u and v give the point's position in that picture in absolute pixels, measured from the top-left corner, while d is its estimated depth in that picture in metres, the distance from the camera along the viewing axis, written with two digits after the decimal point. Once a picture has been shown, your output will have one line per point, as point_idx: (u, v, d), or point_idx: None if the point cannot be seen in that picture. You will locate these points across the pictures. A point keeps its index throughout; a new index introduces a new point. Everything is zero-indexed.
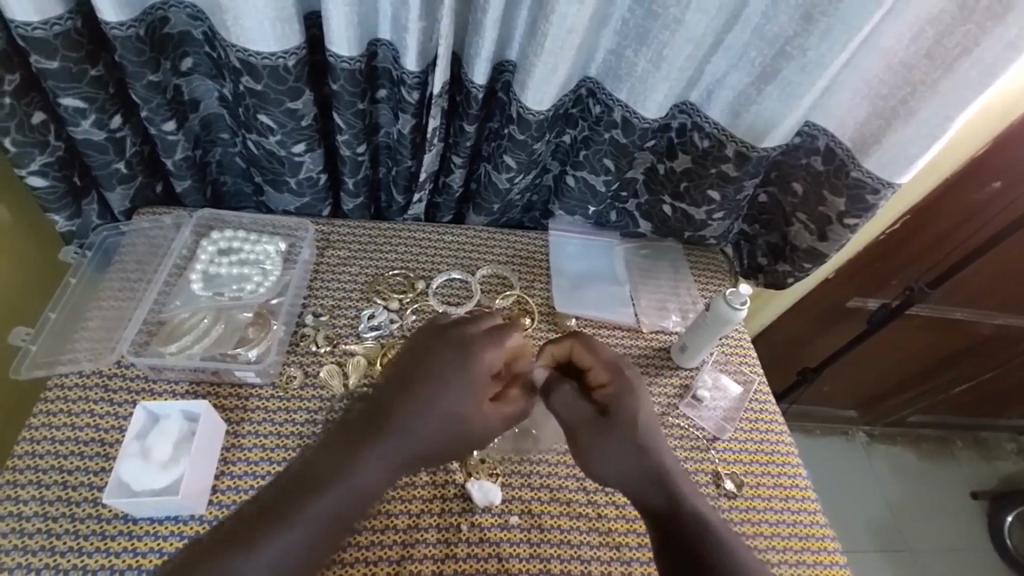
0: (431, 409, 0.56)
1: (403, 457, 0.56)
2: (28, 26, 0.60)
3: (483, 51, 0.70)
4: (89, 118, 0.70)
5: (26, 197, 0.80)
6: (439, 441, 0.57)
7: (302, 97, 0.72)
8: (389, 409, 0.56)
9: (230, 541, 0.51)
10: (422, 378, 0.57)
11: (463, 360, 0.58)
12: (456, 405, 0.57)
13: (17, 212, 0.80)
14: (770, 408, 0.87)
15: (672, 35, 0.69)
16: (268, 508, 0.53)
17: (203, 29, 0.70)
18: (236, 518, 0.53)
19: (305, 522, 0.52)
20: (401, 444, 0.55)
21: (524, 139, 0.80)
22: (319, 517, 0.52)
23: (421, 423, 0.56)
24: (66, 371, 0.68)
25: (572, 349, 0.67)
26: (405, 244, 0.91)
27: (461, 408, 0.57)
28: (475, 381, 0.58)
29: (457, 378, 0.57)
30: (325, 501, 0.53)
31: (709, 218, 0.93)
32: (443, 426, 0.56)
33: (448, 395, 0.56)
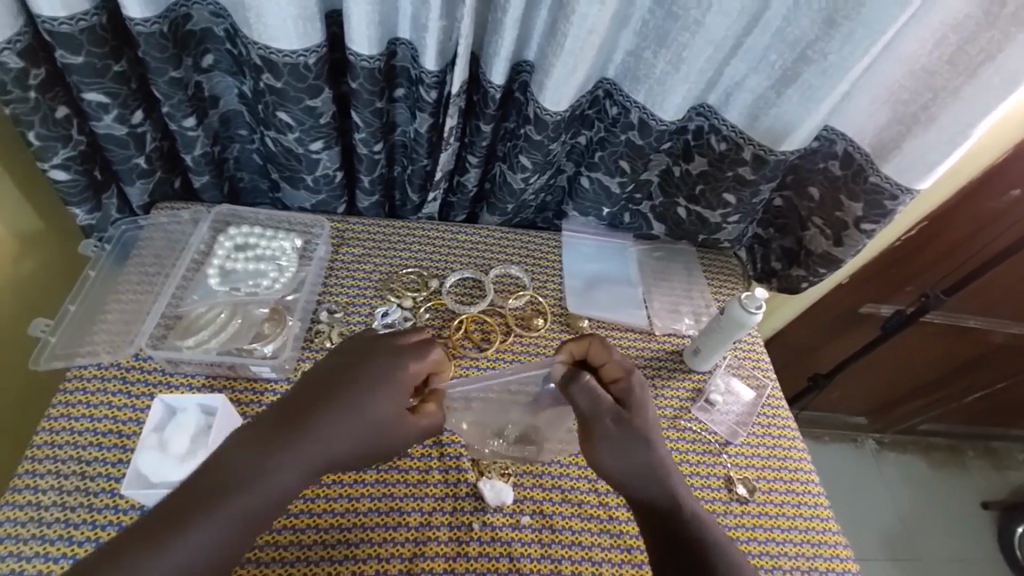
0: (350, 413, 0.54)
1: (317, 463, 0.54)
2: (54, 21, 0.61)
3: (502, 51, 0.70)
4: (111, 113, 0.71)
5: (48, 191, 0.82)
6: (353, 449, 0.55)
7: (321, 95, 0.72)
8: (314, 411, 0.54)
9: (135, 544, 0.48)
10: (346, 384, 0.56)
11: (387, 370, 0.57)
12: (375, 414, 0.55)
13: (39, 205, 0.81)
14: (784, 412, 0.87)
15: (693, 37, 0.69)
16: (194, 499, 0.50)
17: (225, 26, 0.71)
18: (139, 521, 0.50)
19: (234, 518, 0.50)
20: (317, 450, 0.53)
21: (541, 139, 0.79)
22: (243, 515, 0.51)
23: (339, 428, 0.54)
24: (85, 363, 0.69)
25: (590, 346, 0.67)
26: (419, 242, 0.92)
27: (379, 416, 0.56)
28: (396, 390, 0.57)
29: (382, 383, 0.56)
30: (238, 504, 0.50)
31: (724, 221, 0.93)
32: (360, 434, 0.55)
33: (367, 401, 0.55)
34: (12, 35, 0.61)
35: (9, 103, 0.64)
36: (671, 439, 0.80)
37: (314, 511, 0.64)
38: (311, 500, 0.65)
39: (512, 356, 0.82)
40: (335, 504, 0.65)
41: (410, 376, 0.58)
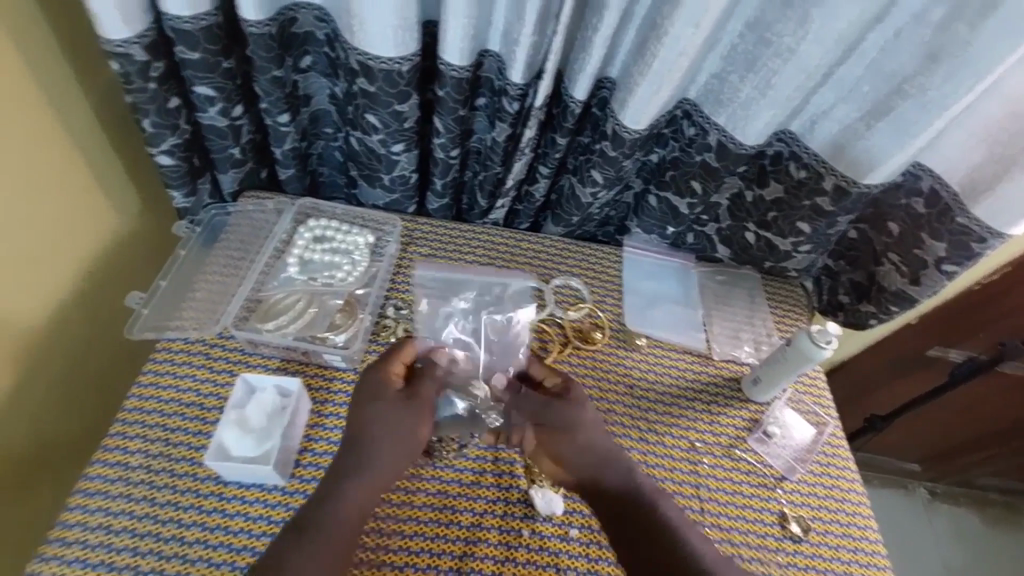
0: (378, 433, 0.60)
1: (376, 479, 0.59)
2: (179, 19, 0.65)
3: (588, 68, 0.70)
4: (216, 106, 0.76)
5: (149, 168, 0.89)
6: (395, 461, 0.61)
7: (409, 100, 0.75)
8: (351, 446, 0.60)
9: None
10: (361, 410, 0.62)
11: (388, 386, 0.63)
12: (390, 425, 0.61)
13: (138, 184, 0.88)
14: (844, 452, 0.84)
15: (784, 64, 0.68)
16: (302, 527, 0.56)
17: (326, 30, 0.75)
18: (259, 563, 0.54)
19: (327, 537, 0.55)
20: (370, 468, 0.59)
21: (615, 155, 0.80)
22: (339, 535, 0.56)
23: (376, 447, 0.60)
24: (174, 337, 0.74)
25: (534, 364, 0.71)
26: (483, 247, 0.94)
27: (393, 423, 0.61)
28: (394, 396, 0.63)
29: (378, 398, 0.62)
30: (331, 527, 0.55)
31: (795, 250, 0.91)
32: (395, 444, 0.61)
33: (386, 418, 0.61)
34: (141, 30, 0.65)
35: (131, 93, 0.70)
36: (723, 468, 0.79)
37: None
38: None
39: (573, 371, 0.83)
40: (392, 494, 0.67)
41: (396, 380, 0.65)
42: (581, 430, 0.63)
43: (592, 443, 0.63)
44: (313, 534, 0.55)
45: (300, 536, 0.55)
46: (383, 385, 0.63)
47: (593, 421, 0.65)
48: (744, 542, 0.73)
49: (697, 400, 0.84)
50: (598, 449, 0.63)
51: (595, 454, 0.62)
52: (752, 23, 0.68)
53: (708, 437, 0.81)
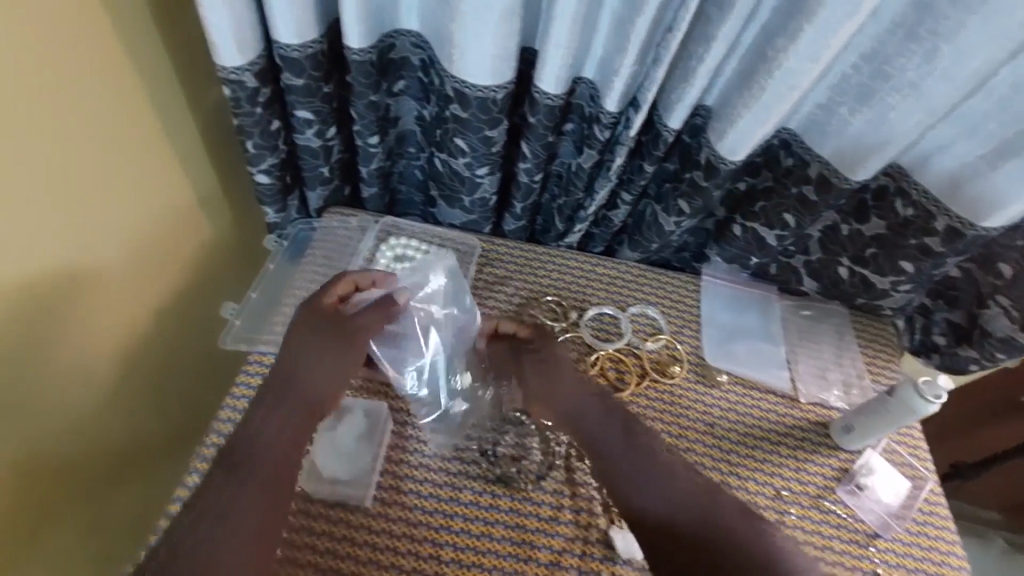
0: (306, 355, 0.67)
1: (304, 393, 0.65)
2: (288, 48, 0.67)
3: (688, 98, 0.68)
4: (313, 128, 0.78)
5: (243, 180, 0.93)
6: (314, 382, 0.66)
7: (500, 126, 0.75)
8: (281, 367, 0.66)
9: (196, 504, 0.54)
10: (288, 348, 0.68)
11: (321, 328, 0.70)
12: (308, 360, 0.67)
13: (230, 197, 0.91)
14: (944, 511, 0.78)
15: (905, 100, 0.64)
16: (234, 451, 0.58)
17: (421, 56, 0.76)
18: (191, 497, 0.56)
19: (260, 461, 0.58)
20: (303, 385, 0.65)
21: (707, 185, 0.77)
22: (262, 452, 0.59)
23: (308, 369, 0.66)
24: (265, 350, 0.77)
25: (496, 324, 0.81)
26: (558, 271, 0.92)
27: (305, 356, 0.67)
28: (319, 336, 0.69)
29: (301, 336, 0.69)
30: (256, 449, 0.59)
31: (892, 289, 0.85)
32: (306, 372, 0.66)
33: (300, 350, 0.68)
34: (253, 58, 0.68)
35: (239, 116, 0.73)
36: (811, 520, 0.75)
37: (452, 528, 0.67)
38: (451, 517, 0.68)
39: (650, 404, 0.81)
40: (470, 524, 0.67)
41: (331, 313, 0.72)
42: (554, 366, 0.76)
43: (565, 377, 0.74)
44: (252, 437, 0.59)
45: (226, 461, 0.57)
46: (313, 316, 0.71)
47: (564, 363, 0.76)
48: None
49: (782, 444, 0.81)
50: (570, 382, 0.74)
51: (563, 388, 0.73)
52: (869, 54, 0.65)
53: (795, 485, 0.77)
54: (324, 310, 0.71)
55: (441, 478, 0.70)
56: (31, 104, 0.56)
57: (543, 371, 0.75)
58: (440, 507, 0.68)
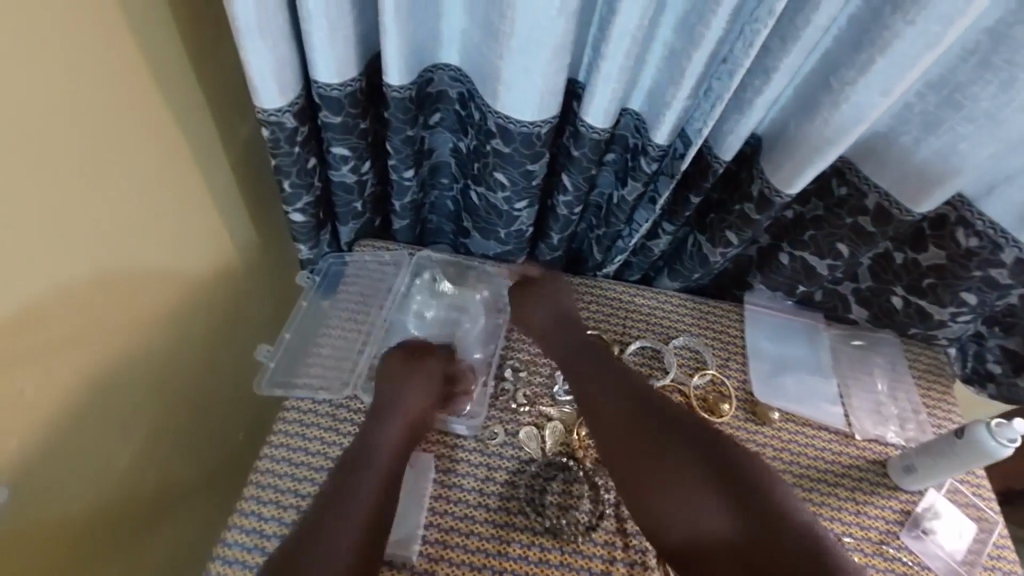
0: (394, 398, 0.69)
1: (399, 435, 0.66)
2: (328, 87, 0.66)
3: (741, 130, 0.66)
4: (348, 164, 0.77)
5: (275, 214, 0.91)
6: (402, 423, 0.67)
7: (541, 159, 0.73)
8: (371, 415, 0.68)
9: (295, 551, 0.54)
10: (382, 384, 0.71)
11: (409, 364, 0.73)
12: (404, 391, 0.70)
13: (263, 232, 0.90)
14: (1013, 556, 0.74)
15: (977, 130, 0.61)
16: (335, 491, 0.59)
17: (460, 89, 0.74)
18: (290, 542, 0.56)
19: (361, 500, 0.59)
20: (396, 422, 0.67)
21: (758, 218, 0.74)
22: (368, 492, 0.60)
23: (394, 412, 0.68)
24: (301, 395, 0.74)
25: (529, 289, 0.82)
26: (596, 304, 0.90)
27: (399, 390, 0.70)
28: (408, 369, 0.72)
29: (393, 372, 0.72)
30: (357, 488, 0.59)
31: (951, 320, 0.82)
32: (401, 405, 0.68)
33: (397, 384, 0.70)
34: (292, 98, 0.67)
35: (276, 156, 0.71)
36: (875, 568, 0.71)
37: None
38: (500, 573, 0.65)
39: None
40: None
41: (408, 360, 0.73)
42: (560, 312, 0.80)
43: (566, 317, 0.79)
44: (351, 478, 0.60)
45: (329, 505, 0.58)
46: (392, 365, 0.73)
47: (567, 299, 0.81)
48: None
49: (839, 486, 0.77)
50: (575, 322, 0.79)
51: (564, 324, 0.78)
52: (936, 82, 0.62)
53: (855, 531, 0.73)
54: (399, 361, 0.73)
55: (486, 531, 0.67)
56: (70, 154, 0.55)
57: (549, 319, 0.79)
58: (488, 562, 0.65)
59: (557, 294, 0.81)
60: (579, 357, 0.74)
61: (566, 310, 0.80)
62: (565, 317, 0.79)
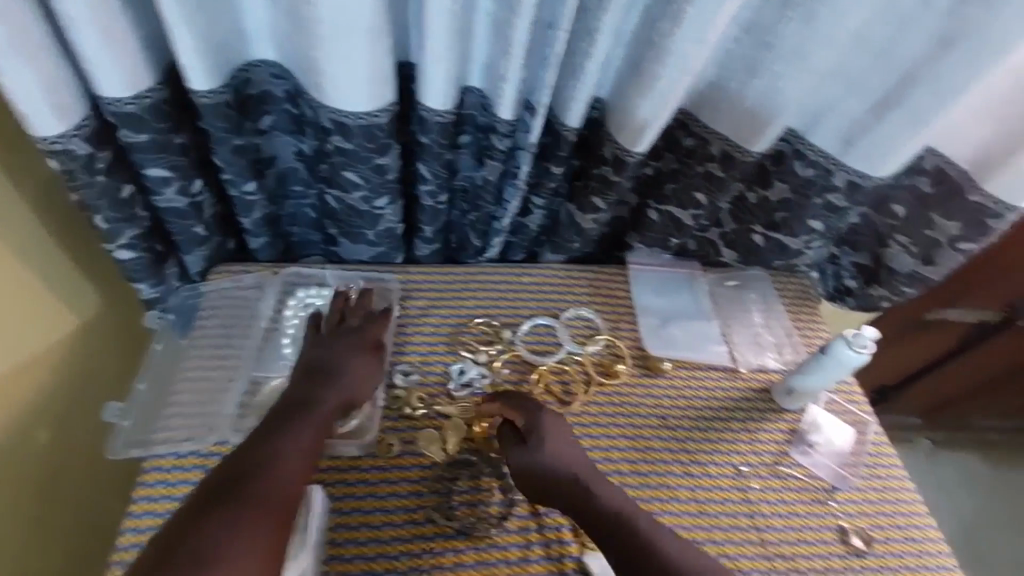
0: (340, 369, 0.67)
1: (335, 405, 0.64)
2: (120, 102, 0.58)
3: (580, 94, 0.65)
4: (173, 186, 0.68)
5: (101, 252, 0.77)
6: (340, 398, 0.65)
7: (391, 152, 0.67)
8: (313, 382, 0.65)
9: (174, 541, 0.49)
10: (321, 359, 0.68)
11: (350, 336, 0.71)
12: (348, 368, 0.68)
13: (91, 276, 0.76)
14: (890, 449, 0.81)
15: (788, 67, 0.65)
16: (236, 475, 0.55)
17: (285, 87, 0.67)
18: (166, 531, 0.51)
19: (272, 484, 0.55)
20: (325, 399, 0.64)
21: (618, 179, 0.75)
22: (280, 477, 0.55)
23: (340, 383, 0.66)
24: (162, 452, 0.66)
25: (518, 410, 0.67)
26: (484, 290, 0.88)
27: (343, 367, 0.67)
28: (352, 347, 0.70)
29: (336, 347, 0.69)
30: (263, 476, 0.55)
31: (806, 247, 0.88)
32: (342, 382, 0.66)
33: (339, 354, 0.69)
34: (79, 120, 0.58)
35: (78, 189, 0.62)
36: (773, 489, 0.75)
37: None
38: None
39: (602, 410, 0.79)
40: None
41: (368, 339, 0.72)
42: (559, 462, 0.63)
43: (567, 470, 0.63)
44: (277, 442, 0.58)
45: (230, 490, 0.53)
46: (351, 335, 0.71)
47: (568, 445, 0.65)
48: (810, 568, 0.70)
49: (733, 420, 0.81)
50: (578, 478, 0.63)
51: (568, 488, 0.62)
52: (748, 26, 0.64)
53: (751, 458, 0.77)
54: (360, 336, 0.71)
55: (395, 550, 0.64)
56: None
57: (547, 478, 0.63)
58: None
59: (554, 439, 0.65)
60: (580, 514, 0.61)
61: (568, 462, 0.63)
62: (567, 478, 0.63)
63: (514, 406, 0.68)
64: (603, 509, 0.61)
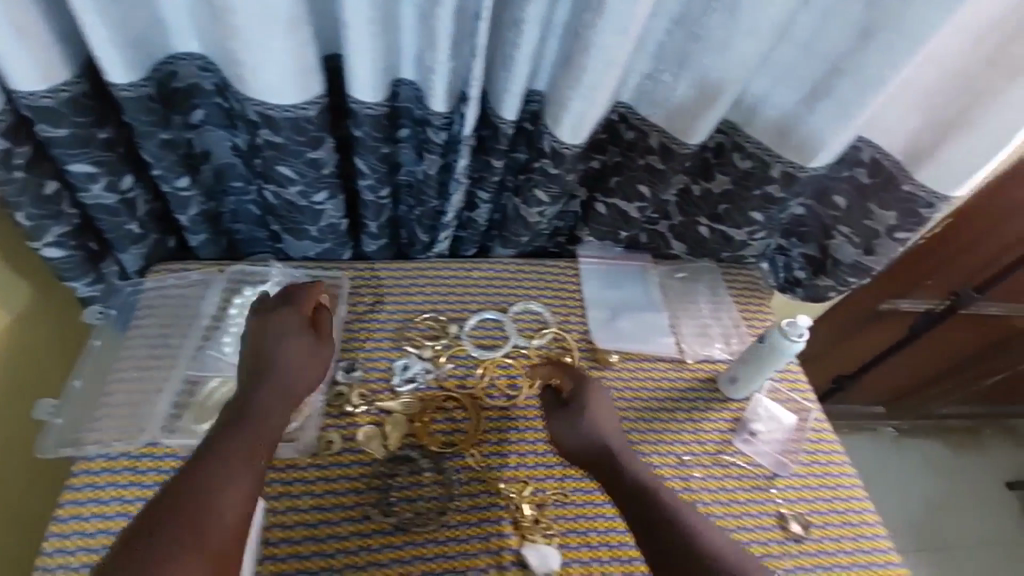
0: (276, 368, 0.60)
1: (274, 403, 0.58)
2: (33, 96, 0.56)
3: (514, 86, 0.65)
4: (99, 182, 0.66)
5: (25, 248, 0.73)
6: (282, 395, 0.59)
7: (324, 145, 0.67)
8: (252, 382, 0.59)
9: None
10: (261, 359, 0.60)
11: (287, 329, 0.62)
12: (287, 367, 0.60)
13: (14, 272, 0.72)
14: (830, 436, 0.83)
15: (719, 58, 0.65)
16: (165, 520, 0.47)
17: (213, 80, 0.66)
18: None
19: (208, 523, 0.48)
20: (270, 412, 0.57)
21: (559, 171, 0.75)
22: (215, 512, 0.48)
23: (277, 380, 0.59)
24: (92, 454, 0.64)
25: (563, 375, 0.73)
26: (432, 285, 0.87)
27: (284, 366, 0.60)
28: (291, 339, 0.62)
29: (275, 342, 0.61)
30: (194, 512, 0.48)
31: (751, 238, 0.89)
32: (283, 384, 0.59)
33: (280, 349, 0.61)
34: None
35: None
36: (715, 477, 0.76)
37: None
38: None
39: None
40: None
41: (305, 321, 0.64)
42: (595, 430, 0.66)
43: (597, 441, 0.66)
44: (220, 444, 0.53)
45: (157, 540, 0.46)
46: (284, 315, 0.63)
47: (607, 414, 0.68)
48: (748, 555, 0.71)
49: (677, 410, 0.81)
50: (611, 448, 0.65)
51: (599, 458, 0.65)
52: (678, 18, 0.65)
53: (694, 448, 0.78)
54: (294, 318, 0.63)
55: (329, 548, 0.63)
56: None
57: (584, 442, 0.66)
58: None
59: (595, 406, 0.68)
60: (609, 483, 0.63)
61: (604, 433, 0.66)
62: (599, 447, 0.65)
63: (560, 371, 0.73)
64: (633, 479, 0.62)
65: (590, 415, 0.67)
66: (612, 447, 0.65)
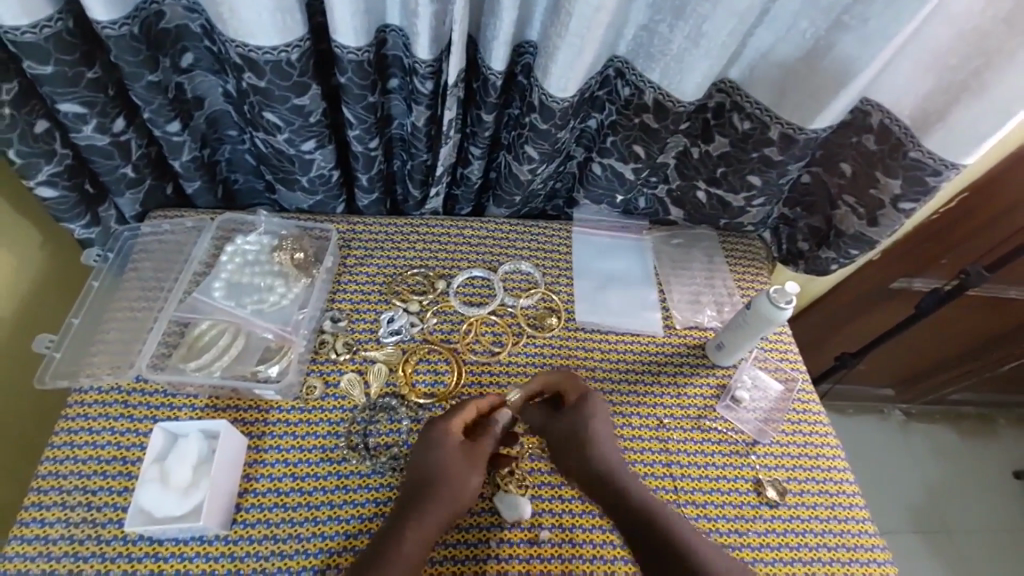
0: (437, 471, 0.61)
1: (439, 509, 0.59)
2: (17, 31, 0.56)
3: (500, 34, 0.64)
4: (90, 123, 0.67)
5: (20, 185, 0.74)
6: (447, 512, 0.60)
7: (309, 92, 0.67)
8: (419, 485, 0.61)
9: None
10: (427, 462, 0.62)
11: (444, 441, 0.63)
12: (444, 472, 0.61)
13: (12, 208, 0.74)
14: (816, 407, 0.82)
15: (713, 8, 0.62)
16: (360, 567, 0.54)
17: (201, 22, 0.66)
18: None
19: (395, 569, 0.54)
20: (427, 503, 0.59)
21: (547, 127, 0.74)
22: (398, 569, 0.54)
23: (439, 478, 0.61)
24: (86, 387, 0.68)
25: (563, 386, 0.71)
26: (423, 240, 0.87)
27: (443, 471, 0.61)
28: (451, 444, 0.63)
29: (435, 443, 0.63)
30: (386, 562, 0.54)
31: (749, 205, 0.87)
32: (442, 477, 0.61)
33: (441, 454, 0.62)
34: None
35: None
36: (694, 441, 0.76)
37: (327, 535, 0.63)
38: (323, 522, 0.63)
39: (531, 363, 0.78)
40: (348, 526, 0.63)
41: (460, 435, 0.64)
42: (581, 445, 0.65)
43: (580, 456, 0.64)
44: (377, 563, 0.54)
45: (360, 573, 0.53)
46: (443, 431, 0.64)
47: (606, 431, 0.67)
48: (720, 516, 0.71)
49: (662, 373, 0.81)
50: (596, 459, 0.64)
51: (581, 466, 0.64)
52: None
53: (676, 411, 0.78)
54: (454, 434, 0.64)
55: (307, 485, 0.65)
56: None
57: (568, 449, 0.66)
58: (311, 514, 0.64)
59: (589, 423, 0.67)
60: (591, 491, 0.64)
61: (596, 446, 0.65)
62: (585, 464, 0.64)
63: (567, 381, 0.71)
64: (610, 482, 0.62)
65: (585, 425, 0.67)
66: (598, 448, 0.64)
